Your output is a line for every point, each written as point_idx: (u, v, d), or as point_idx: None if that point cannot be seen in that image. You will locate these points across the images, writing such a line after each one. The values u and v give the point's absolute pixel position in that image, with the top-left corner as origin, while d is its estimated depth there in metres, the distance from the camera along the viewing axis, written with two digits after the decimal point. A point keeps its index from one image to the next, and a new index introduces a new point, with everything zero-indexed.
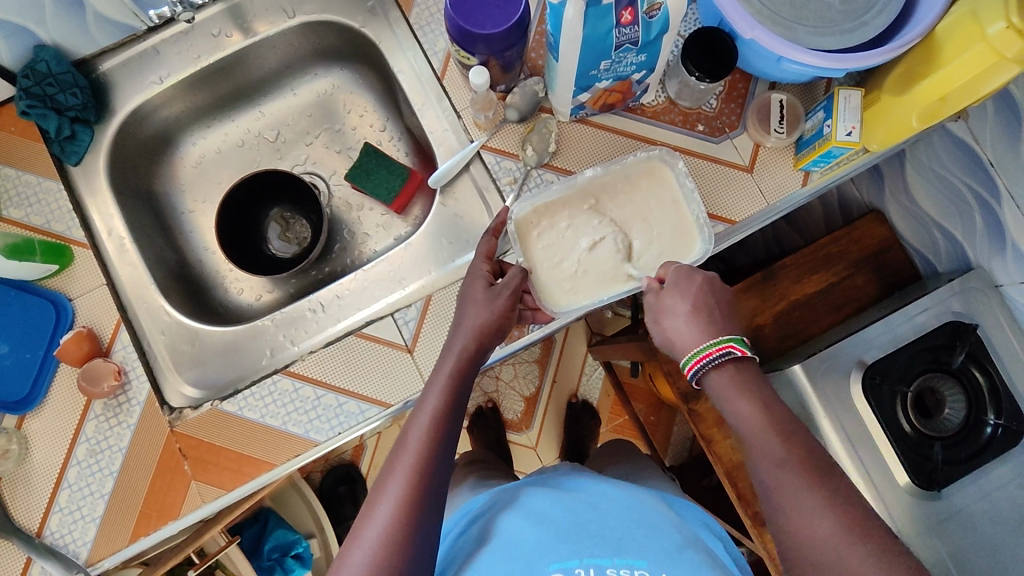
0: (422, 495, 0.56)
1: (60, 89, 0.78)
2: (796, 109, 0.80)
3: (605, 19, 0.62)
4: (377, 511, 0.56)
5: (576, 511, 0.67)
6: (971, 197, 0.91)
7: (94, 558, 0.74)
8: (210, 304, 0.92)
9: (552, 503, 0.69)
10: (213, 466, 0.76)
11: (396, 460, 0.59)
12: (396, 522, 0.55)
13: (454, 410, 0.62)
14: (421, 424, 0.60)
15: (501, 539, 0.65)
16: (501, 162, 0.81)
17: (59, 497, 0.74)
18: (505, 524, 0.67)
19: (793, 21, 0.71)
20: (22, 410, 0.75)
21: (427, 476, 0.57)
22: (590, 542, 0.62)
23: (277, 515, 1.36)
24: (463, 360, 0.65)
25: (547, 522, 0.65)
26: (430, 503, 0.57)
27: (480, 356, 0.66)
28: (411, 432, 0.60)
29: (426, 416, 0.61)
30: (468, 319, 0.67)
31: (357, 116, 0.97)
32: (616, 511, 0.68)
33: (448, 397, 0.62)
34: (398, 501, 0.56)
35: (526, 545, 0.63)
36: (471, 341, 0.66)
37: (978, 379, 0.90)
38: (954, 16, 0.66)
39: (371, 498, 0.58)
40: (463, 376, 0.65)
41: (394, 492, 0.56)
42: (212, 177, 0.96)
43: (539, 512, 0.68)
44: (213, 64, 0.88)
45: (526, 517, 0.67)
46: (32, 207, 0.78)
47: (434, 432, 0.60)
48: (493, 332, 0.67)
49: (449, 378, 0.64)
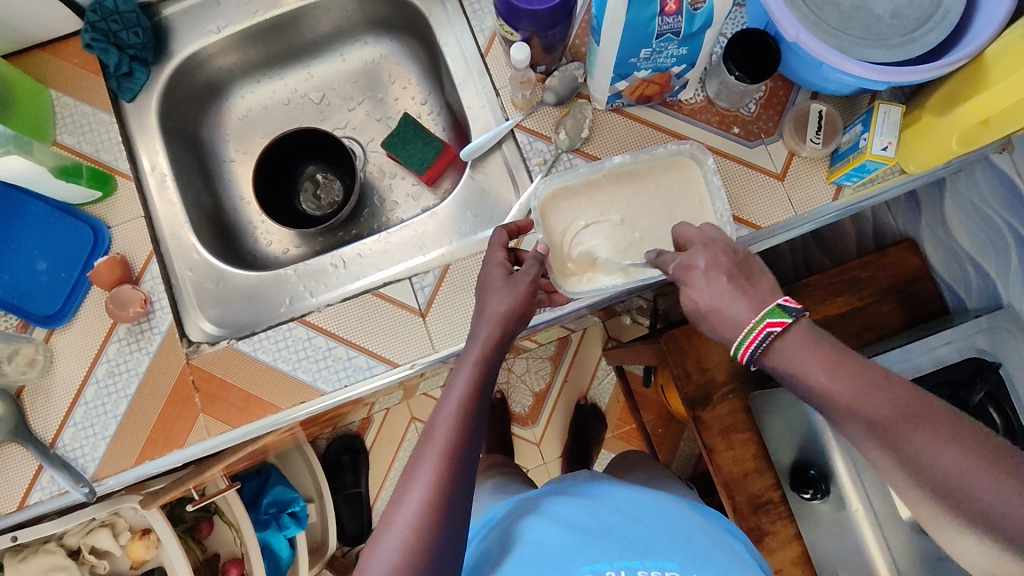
0: (452, 482, 0.56)
1: (123, 26, 0.83)
2: (834, 122, 0.80)
3: (649, 5, 0.63)
4: (408, 497, 0.55)
5: (604, 517, 0.66)
6: (1009, 233, 0.88)
7: (100, 475, 0.77)
8: (239, 250, 0.96)
9: (579, 510, 0.68)
10: (221, 401, 0.79)
11: (424, 447, 0.58)
12: (427, 509, 0.54)
13: (481, 399, 0.62)
14: (449, 412, 0.60)
15: (527, 541, 0.64)
16: (533, 143, 0.82)
17: (76, 412, 0.78)
18: (528, 530, 0.66)
19: (839, 30, 0.71)
20: (52, 324, 0.79)
21: (456, 463, 0.57)
22: (618, 545, 0.61)
23: (278, 472, 1.39)
24: (489, 347, 0.64)
25: (575, 528, 0.64)
26: (459, 491, 0.56)
27: (503, 343, 0.66)
28: (438, 419, 0.60)
29: (453, 403, 0.60)
30: (491, 307, 0.67)
31: (401, 87, 1.00)
32: (642, 516, 0.66)
33: (474, 385, 0.62)
34: (428, 489, 0.55)
35: (554, 548, 0.62)
36: (496, 328, 0.65)
37: (994, 419, 0.87)
38: (1004, 40, 0.65)
39: (401, 485, 0.57)
40: (489, 364, 0.64)
41: (424, 479, 0.56)
42: (256, 131, 1.00)
43: (567, 517, 0.67)
44: (269, 20, 0.91)
45: (551, 521, 0.66)
46: (85, 135, 0.83)
47: (462, 420, 0.59)
48: (516, 319, 0.67)
49: (475, 365, 0.63)
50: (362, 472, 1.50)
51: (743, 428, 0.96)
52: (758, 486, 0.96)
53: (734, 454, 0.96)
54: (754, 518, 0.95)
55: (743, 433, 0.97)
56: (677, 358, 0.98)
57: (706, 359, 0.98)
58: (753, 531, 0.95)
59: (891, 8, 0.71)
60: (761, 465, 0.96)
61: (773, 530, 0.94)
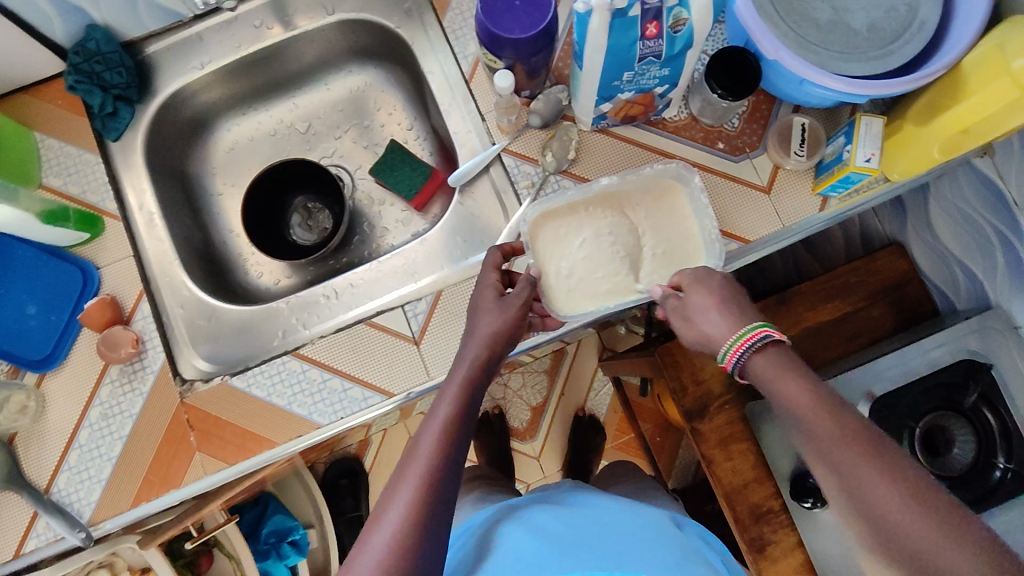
0: (433, 501, 0.56)
1: (107, 67, 0.83)
2: (817, 134, 0.81)
3: (630, 30, 0.64)
4: (387, 517, 0.55)
5: (579, 528, 0.66)
6: (994, 236, 0.87)
7: (96, 519, 0.76)
8: (229, 283, 0.95)
9: (555, 520, 0.68)
10: (217, 439, 0.78)
11: (406, 467, 0.58)
12: (405, 529, 0.54)
13: (466, 417, 0.61)
14: (432, 432, 0.59)
15: (501, 549, 0.64)
16: (520, 166, 0.82)
17: (69, 456, 0.77)
18: (506, 537, 0.66)
19: (818, 46, 0.72)
20: (43, 368, 0.78)
21: (438, 483, 0.56)
22: (590, 556, 0.60)
23: (277, 501, 1.38)
24: (476, 367, 0.64)
25: (549, 538, 0.64)
26: (440, 511, 0.56)
27: (491, 364, 0.65)
28: (422, 438, 0.59)
29: (437, 423, 0.60)
30: (480, 329, 0.67)
31: (387, 114, 1.00)
32: (620, 527, 0.67)
33: (460, 406, 0.61)
34: (407, 509, 0.55)
35: (526, 557, 0.62)
36: (482, 350, 0.65)
37: (990, 422, 0.87)
38: (980, 49, 0.66)
39: (381, 504, 0.57)
40: (476, 383, 0.63)
41: (404, 498, 0.55)
42: (243, 163, 1.00)
43: (543, 528, 0.67)
44: (253, 54, 0.92)
45: (528, 530, 0.66)
46: (71, 177, 0.82)
47: (445, 440, 0.59)
48: (505, 340, 0.67)
49: (462, 385, 0.62)
50: (361, 496, 1.49)
51: (741, 438, 0.97)
52: (759, 496, 0.96)
53: (734, 465, 0.96)
54: (756, 529, 0.95)
55: (742, 443, 0.97)
56: (673, 372, 0.98)
57: (702, 371, 0.98)
58: (755, 541, 0.95)
59: (868, 22, 0.72)
60: (761, 474, 0.96)
61: (776, 539, 0.95)
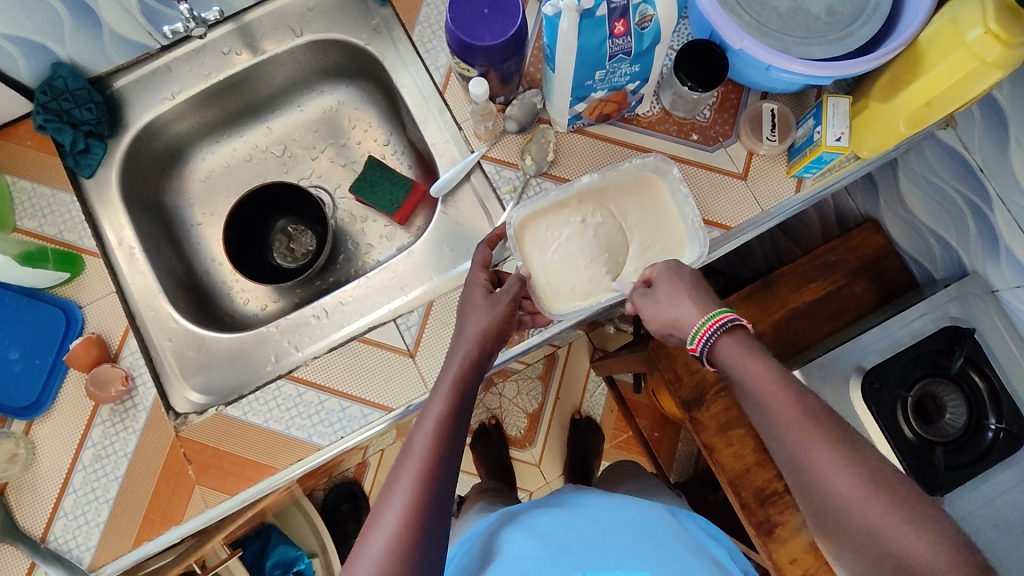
0: (430, 500, 0.55)
1: (75, 104, 0.82)
2: (787, 118, 0.83)
3: (599, 29, 0.65)
4: (382, 519, 0.54)
5: (578, 529, 0.66)
6: (964, 204, 0.90)
7: (97, 564, 0.74)
8: (215, 312, 0.94)
9: (556, 522, 0.68)
10: (216, 470, 0.77)
11: (400, 468, 0.57)
12: (404, 529, 0.53)
13: (459, 414, 0.61)
14: (426, 431, 0.59)
15: (505, 556, 0.64)
16: (501, 171, 0.83)
17: (65, 501, 0.75)
18: (509, 543, 0.66)
19: (780, 32, 0.74)
20: (30, 415, 0.76)
21: (432, 480, 0.56)
22: (591, 556, 0.61)
23: (279, 531, 1.35)
24: (466, 365, 0.63)
25: (550, 540, 0.64)
26: (437, 512, 0.55)
27: (482, 364, 0.65)
28: (415, 439, 0.59)
29: (431, 422, 0.59)
30: (469, 327, 0.67)
31: (362, 131, 1.00)
32: (618, 525, 0.66)
33: (451, 405, 0.60)
34: (405, 509, 0.54)
35: (528, 561, 0.62)
36: (473, 347, 0.65)
37: (977, 384, 0.87)
38: (935, 25, 0.68)
39: (377, 507, 0.56)
40: (467, 381, 0.63)
41: (400, 500, 0.55)
42: (221, 191, 0.99)
43: (543, 530, 0.67)
44: (222, 81, 0.92)
45: (529, 535, 0.66)
46: (46, 218, 0.81)
47: (439, 440, 0.58)
48: (494, 338, 0.66)
49: (452, 383, 0.62)
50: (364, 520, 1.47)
51: (739, 423, 0.97)
52: (762, 479, 0.96)
53: (734, 451, 0.97)
54: (763, 511, 0.95)
55: (740, 428, 0.97)
56: (667, 364, 0.98)
57: (695, 360, 0.99)
58: (763, 524, 0.95)
59: (826, 7, 0.74)
60: (762, 457, 0.96)
61: (782, 521, 0.95)
